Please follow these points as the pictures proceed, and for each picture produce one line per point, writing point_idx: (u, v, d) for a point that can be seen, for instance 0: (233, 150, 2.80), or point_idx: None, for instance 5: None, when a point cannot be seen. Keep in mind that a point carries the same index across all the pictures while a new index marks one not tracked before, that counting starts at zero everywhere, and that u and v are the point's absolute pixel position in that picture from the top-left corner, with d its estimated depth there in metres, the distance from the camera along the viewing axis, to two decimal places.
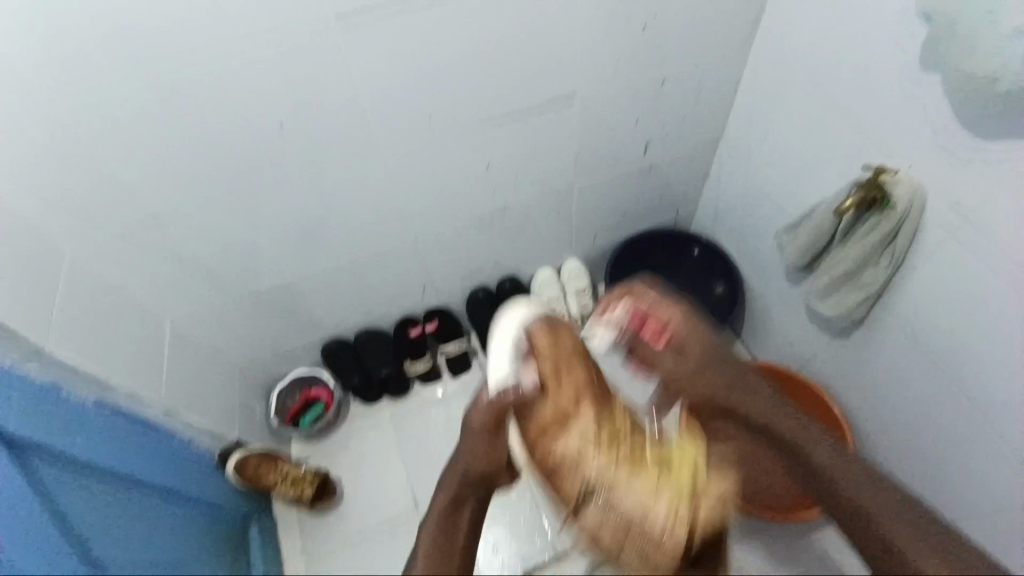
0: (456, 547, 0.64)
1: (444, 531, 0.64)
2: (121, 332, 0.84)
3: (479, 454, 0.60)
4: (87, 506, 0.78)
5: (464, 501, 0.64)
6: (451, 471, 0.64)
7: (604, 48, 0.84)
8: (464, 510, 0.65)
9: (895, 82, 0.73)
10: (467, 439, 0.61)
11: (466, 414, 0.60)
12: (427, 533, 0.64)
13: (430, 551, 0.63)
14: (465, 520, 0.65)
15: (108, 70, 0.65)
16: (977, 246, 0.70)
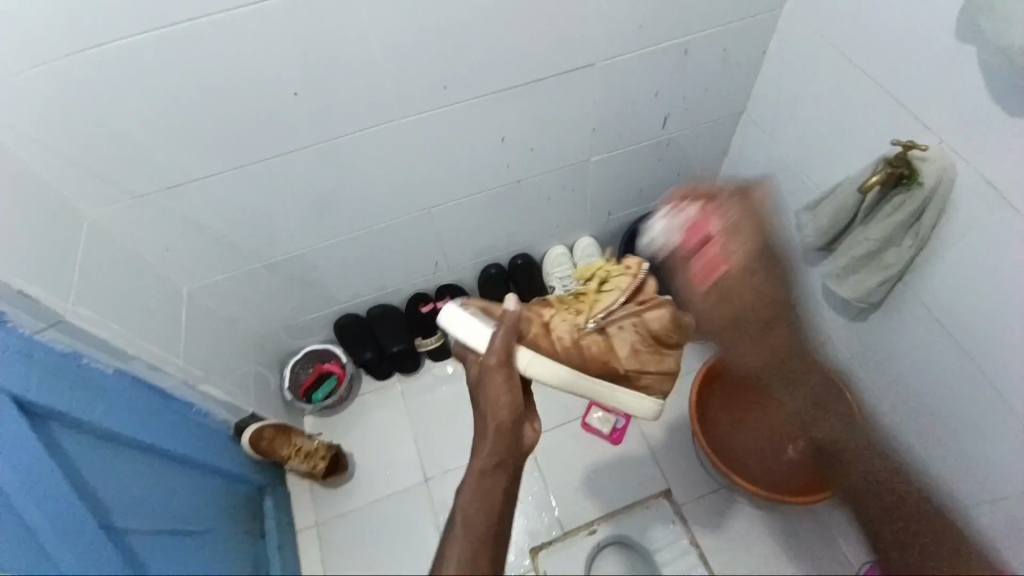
0: (497, 503, 0.61)
1: (482, 486, 0.61)
2: (139, 303, 0.84)
3: (509, 400, 0.64)
4: (114, 478, 0.78)
5: (501, 452, 0.62)
6: (482, 434, 0.63)
7: (629, 18, 0.82)
8: (502, 464, 0.62)
9: (928, 54, 0.70)
10: (497, 398, 0.64)
11: (495, 382, 0.64)
12: (465, 503, 0.60)
13: (469, 510, 0.60)
14: (502, 473, 0.62)
15: (122, 35, 0.63)
16: (1007, 226, 0.69)
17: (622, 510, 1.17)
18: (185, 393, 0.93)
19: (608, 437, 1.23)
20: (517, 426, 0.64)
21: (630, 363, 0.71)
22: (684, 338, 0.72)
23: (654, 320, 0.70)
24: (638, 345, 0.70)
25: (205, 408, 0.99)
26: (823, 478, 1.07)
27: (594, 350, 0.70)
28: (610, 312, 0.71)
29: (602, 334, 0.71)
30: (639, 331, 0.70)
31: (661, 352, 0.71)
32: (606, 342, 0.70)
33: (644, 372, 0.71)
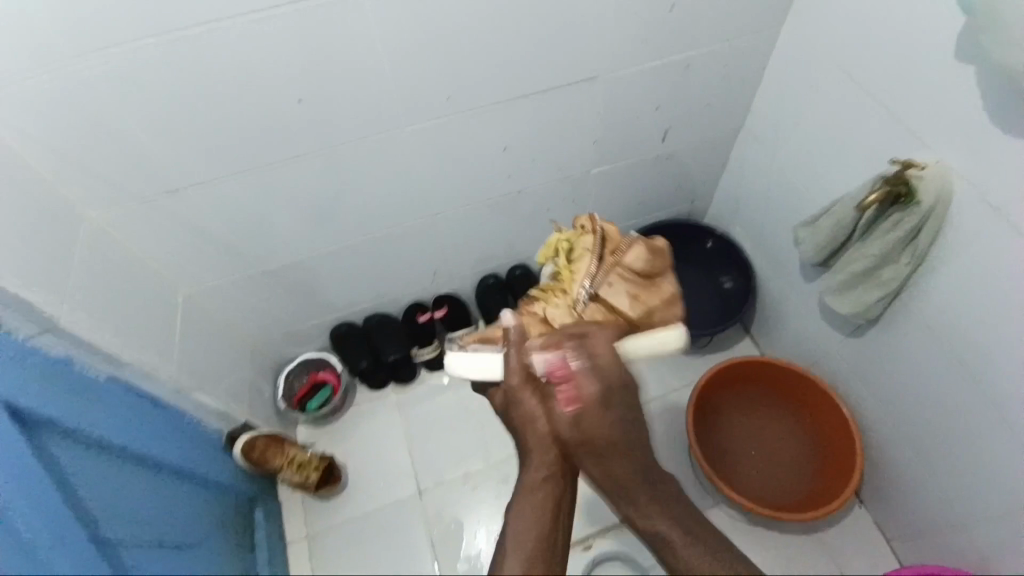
0: (548, 513, 0.61)
1: (535, 502, 0.61)
2: (130, 309, 0.83)
3: (546, 406, 0.63)
4: (105, 486, 0.77)
5: (546, 464, 0.62)
6: (534, 452, 0.63)
7: (631, 31, 0.83)
8: (550, 477, 0.62)
9: (927, 73, 0.71)
10: (532, 411, 0.63)
11: (526, 400, 0.63)
12: (523, 521, 0.60)
13: (521, 526, 0.60)
14: (551, 484, 0.62)
15: (126, 42, 0.63)
16: (1007, 244, 0.69)
17: (618, 525, 1.16)
18: (178, 401, 0.92)
19: None
20: (559, 434, 0.63)
21: (637, 312, 0.68)
22: (664, 264, 0.73)
23: (630, 262, 0.70)
24: (633, 291, 0.69)
25: (199, 417, 0.97)
26: (821, 488, 1.09)
27: (599, 316, 0.68)
28: (590, 276, 0.70)
29: (595, 300, 0.69)
30: (625, 276, 0.70)
31: (654, 288, 0.71)
32: (605, 304, 0.69)
33: (653, 312, 0.69)
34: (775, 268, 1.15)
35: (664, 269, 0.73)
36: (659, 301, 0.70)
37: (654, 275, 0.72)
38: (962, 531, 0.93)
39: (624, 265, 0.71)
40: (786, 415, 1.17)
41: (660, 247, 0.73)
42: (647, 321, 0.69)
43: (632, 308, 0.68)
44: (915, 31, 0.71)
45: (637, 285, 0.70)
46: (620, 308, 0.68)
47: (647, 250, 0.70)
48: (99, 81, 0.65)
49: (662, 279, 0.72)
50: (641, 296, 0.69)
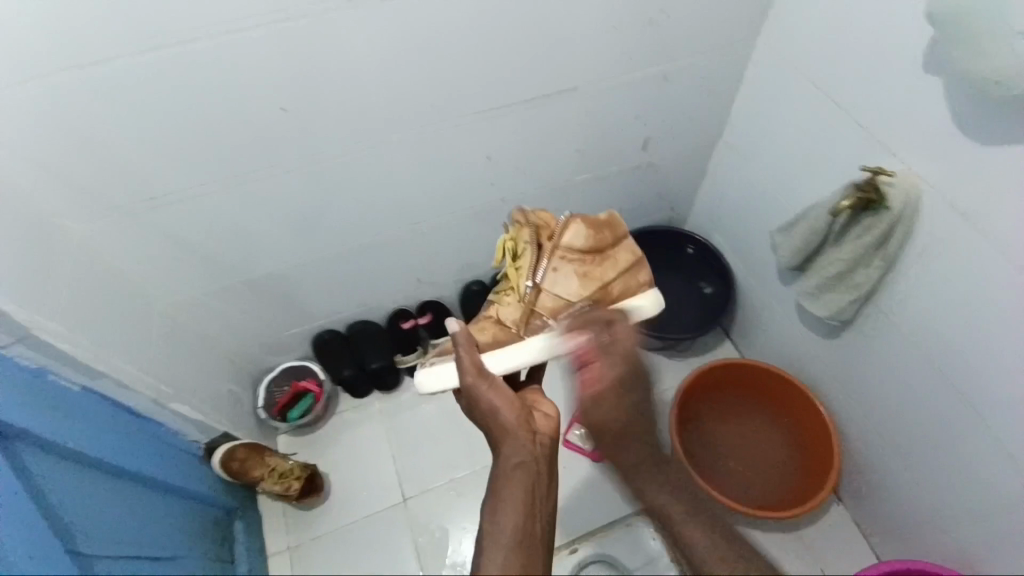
0: (524, 499, 0.59)
1: (511, 487, 0.59)
2: (108, 320, 0.81)
3: (500, 395, 0.66)
4: (91, 500, 0.76)
5: (517, 451, 0.62)
6: (501, 440, 0.64)
7: (614, 39, 0.84)
8: (522, 463, 0.61)
9: (897, 84, 0.74)
10: (489, 399, 0.66)
11: (481, 394, 0.67)
12: (507, 506, 0.58)
13: (499, 517, 0.57)
14: (525, 470, 0.61)
15: (105, 47, 0.62)
16: (976, 247, 0.72)
17: (604, 530, 1.16)
18: (154, 412, 0.90)
19: (589, 456, 1.22)
20: (524, 423, 0.65)
21: (591, 286, 0.74)
22: (613, 234, 0.76)
23: (569, 244, 0.73)
24: (578, 271, 0.73)
25: (173, 427, 0.96)
26: (799, 489, 1.11)
27: (549, 304, 0.73)
28: (534, 269, 0.74)
29: (543, 290, 0.73)
30: (569, 258, 0.73)
31: (605, 260, 0.75)
32: (553, 291, 0.73)
33: (609, 283, 0.75)
34: (753, 273, 1.18)
35: (615, 239, 0.76)
36: (615, 272, 0.75)
37: (604, 248, 0.75)
38: (938, 527, 0.95)
39: (564, 247, 0.74)
40: (759, 417, 1.20)
41: (604, 220, 0.76)
42: (605, 293, 0.75)
43: (581, 287, 0.73)
44: (885, 44, 0.74)
45: (584, 263, 0.74)
46: (569, 290, 0.73)
47: (586, 226, 0.73)
48: (74, 85, 0.64)
49: (611, 250, 0.76)
50: (591, 273, 0.74)
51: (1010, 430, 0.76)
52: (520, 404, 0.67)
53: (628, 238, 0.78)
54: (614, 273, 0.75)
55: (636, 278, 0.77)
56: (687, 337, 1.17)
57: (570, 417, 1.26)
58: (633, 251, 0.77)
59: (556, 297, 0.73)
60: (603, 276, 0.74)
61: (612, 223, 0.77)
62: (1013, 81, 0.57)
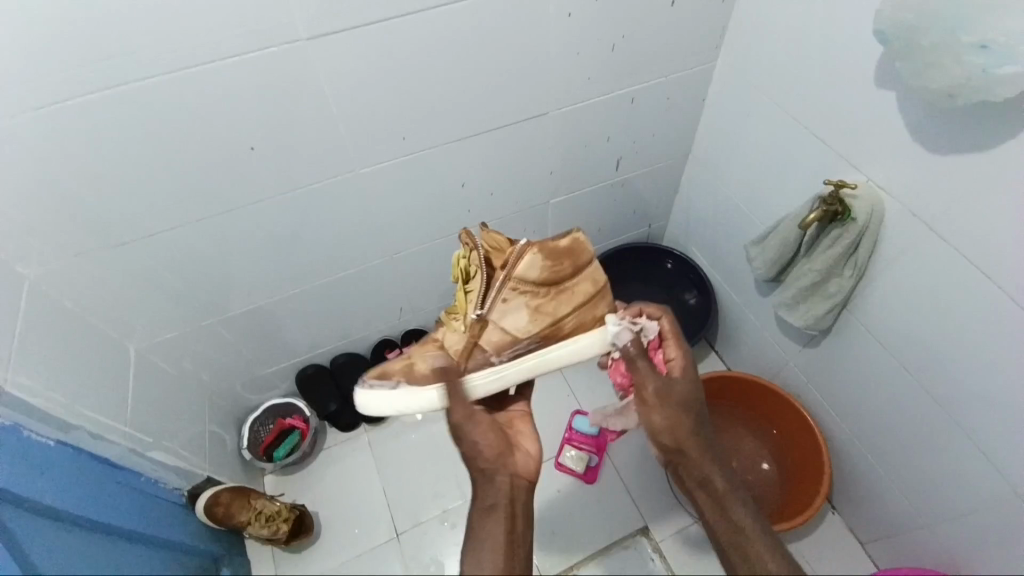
0: (501, 539, 0.62)
1: (487, 529, 0.63)
2: (80, 367, 0.79)
3: (482, 435, 0.68)
4: None
5: (493, 493, 0.65)
6: (482, 480, 0.66)
7: (579, 64, 0.86)
8: (496, 505, 0.64)
9: (851, 97, 0.77)
10: (473, 436, 0.68)
11: (465, 435, 0.68)
12: (485, 551, 0.61)
13: (476, 558, 0.61)
14: (499, 512, 0.64)
15: (66, 95, 0.62)
16: (940, 249, 0.73)
17: (601, 553, 1.15)
18: (133, 461, 0.88)
19: (581, 476, 1.20)
20: (503, 461, 0.67)
21: (540, 322, 0.70)
22: (573, 263, 0.71)
23: (523, 273, 0.68)
24: (528, 306, 0.69)
25: (156, 476, 0.93)
26: (790, 499, 1.11)
27: (494, 339, 0.70)
28: (484, 299, 0.69)
29: (491, 321, 0.69)
30: (522, 290, 0.69)
31: (560, 293, 0.71)
32: (501, 324, 0.69)
33: (561, 320, 0.71)
34: (732, 284, 1.19)
35: (575, 269, 0.71)
36: (568, 307, 0.71)
37: (561, 280, 0.70)
38: (930, 531, 0.96)
39: (518, 276, 0.68)
40: (746, 429, 1.21)
41: (565, 247, 0.71)
42: (554, 330, 0.71)
43: (529, 323, 0.70)
44: (838, 59, 0.77)
45: (536, 295, 0.70)
46: (517, 325, 0.70)
47: (544, 255, 0.68)
48: (42, 134, 0.64)
49: (567, 282, 0.71)
50: (542, 307, 0.70)
51: (989, 432, 0.77)
52: (501, 442, 0.69)
53: (590, 266, 0.73)
54: (567, 308, 0.71)
55: (591, 312, 0.73)
56: None
57: (560, 438, 1.25)
58: (593, 282, 0.73)
59: (502, 331, 0.70)
60: (555, 311, 0.71)
61: (575, 250, 0.71)
62: (959, 90, 0.59)
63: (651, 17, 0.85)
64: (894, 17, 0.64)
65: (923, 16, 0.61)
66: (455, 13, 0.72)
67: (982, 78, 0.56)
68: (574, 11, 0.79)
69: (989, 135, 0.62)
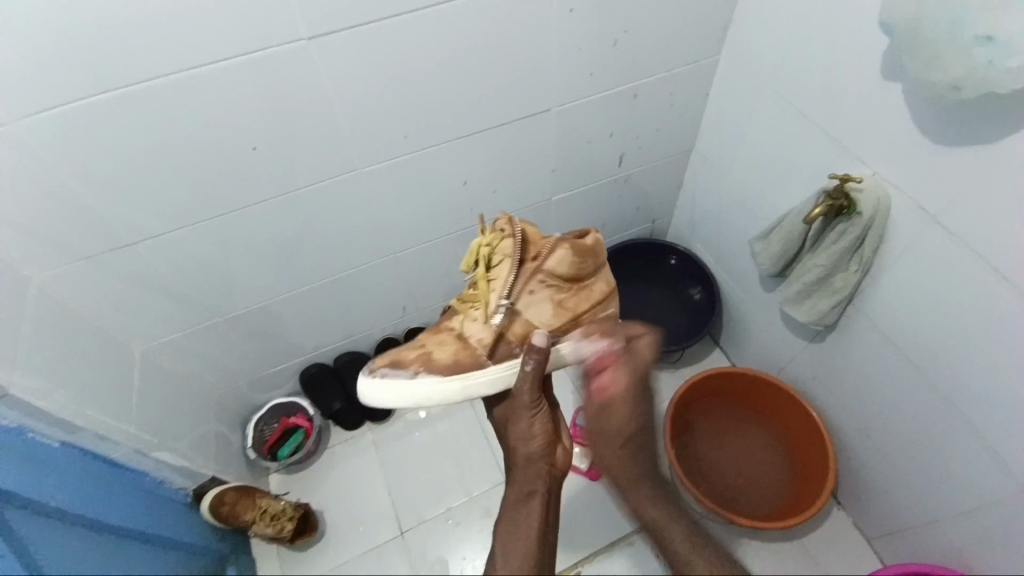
0: (535, 527, 0.64)
1: (522, 515, 0.65)
2: (84, 369, 0.79)
3: (536, 426, 0.68)
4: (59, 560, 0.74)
5: (532, 480, 0.67)
6: (528, 467, 0.68)
7: (580, 61, 0.85)
8: (534, 493, 0.66)
9: (856, 92, 0.76)
10: (531, 426, 0.68)
11: (528, 423, 0.68)
12: (523, 543, 0.63)
13: (509, 543, 0.63)
14: (537, 499, 0.66)
15: (65, 98, 0.61)
16: (948, 246, 0.72)
17: (605, 550, 1.14)
18: (138, 463, 0.88)
19: (585, 474, 1.20)
20: (548, 454, 0.68)
21: (563, 316, 0.72)
22: (595, 263, 0.74)
23: (553, 266, 0.71)
24: (553, 299, 0.72)
25: (161, 476, 0.93)
26: (794, 497, 1.10)
27: (519, 328, 0.71)
28: (510, 287, 0.70)
29: (517, 311, 0.71)
30: (549, 283, 0.71)
31: (582, 290, 0.74)
32: (525, 314, 0.71)
33: (580, 316, 0.74)
34: (736, 281, 1.19)
35: (595, 268, 0.74)
36: (588, 304, 0.74)
37: (585, 277, 0.73)
38: (936, 527, 0.95)
39: (547, 270, 0.71)
40: (750, 426, 1.20)
41: (591, 247, 0.74)
42: (573, 324, 0.74)
43: (551, 316, 0.72)
44: (842, 53, 0.76)
45: (560, 290, 0.72)
46: (540, 317, 0.72)
47: (574, 251, 0.71)
48: (42, 137, 0.63)
49: (588, 280, 0.74)
50: (565, 302, 0.72)
51: (996, 429, 0.76)
52: (552, 435, 0.69)
53: (607, 267, 0.77)
54: (585, 306, 0.74)
55: (606, 312, 0.76)
56: (677, 349, 1.18)
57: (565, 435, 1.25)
58: (609, 283, 0.77)
59: (527, 322, 0.71)
60: (576, 306, 0.73)
61: (599, 249, 0.75)
62: (968, 83, 0.58)
63: (653, 13, 0.84)
64: (901, 10, 0.63)
65: (931, 8, 0.60)
66: (455, 11, 0.72)
67: (990, 70, 0.55)
68: (575, 7, 0.78)
69: (998, 129, 0.61)
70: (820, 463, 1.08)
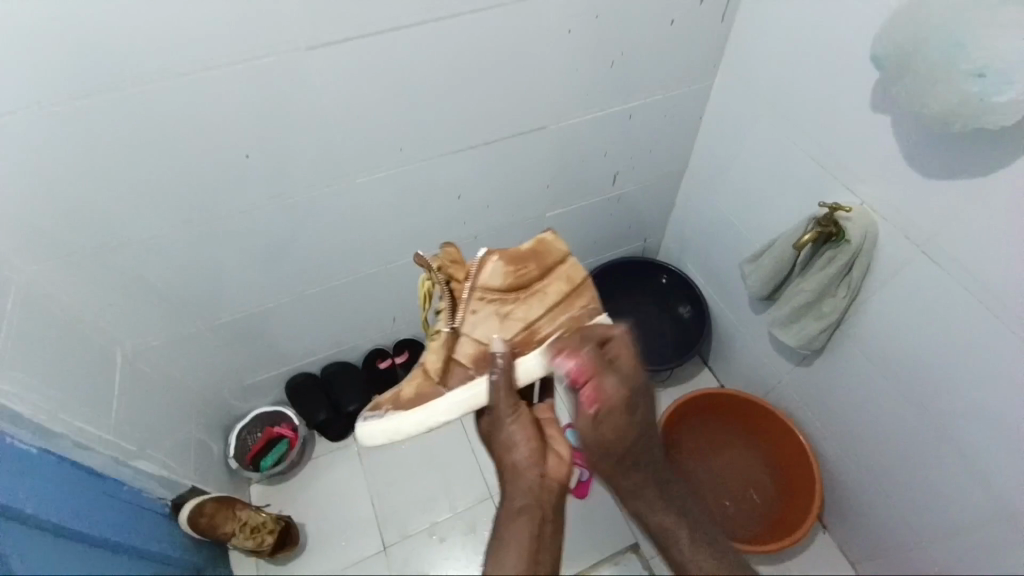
0: (526, 543, 0.62)
1: (514, 528, 0.63)
2: (67, 374, 0.78)
3: (518, 433, 0.67)
4: None
5: (522, 493, 0.65)
6: (518, 477, 0.66)
7: (579, 79, 0.87)
8: (525, 507, 0.64)
9: (846, 121, 0.78)
10: (517, 432, 0.67)
11: (509, 431, 0.67)
12: (515, 557, 0.61)
13: (500, 561, 0.61)
14: (527, 515, 0.64)
15: (62, 98, 0.61)
16: (931, 274, 0.74)
17: (590, 570, 1.13)
18: (117, 469, 0.86)
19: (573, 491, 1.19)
20: (535, 462, 0.67)
21: (514, 328, 0.69)
22: (537, 266, 0.71)
23: (483, 283, 0.68)
24: (497, 315, 0.69)
25: (139, 485, 0.91)
26: (785, 517, 1.10)
27: (471, 349, 0.68)
28: (452, 312, 0.69)
29: (463, 334, 0.69)
30: (488, 298, 0.69)
31: (530, 296, 0.70)
32: (474, 334, 0.68)
33: (536, 322, 0.69)
34: (726, 301, 1.20)
35: (541, 272, 0.71)
36: (542, 310, 0.70)
37: (528, 282, 0.70)
38: (919, 551, 0.96)
39: (482, 286, 0.69)
40: (742, 445, 1.20)
41: (527, 251, 0.71)
42: (530, 334, 0.69)
43: (500, 331, 0.69)
44: (833, 82, 0.78)
45: (504, 302, 0.69)
46: (490, 335, 0.68)
47: (499, 265, 0.68)
48: (37, 136, 0.63)
49: (534, 286, 0.70)
50: (512, 313, 0.69)
51: (979, 455, 0.77)
52: (539, 441, 0.68)
53: (558, 268, 0.72)
54: (539, 313, 0.70)
55: (567, 313, 0.71)
56: (667, 367, 1.18)
57: None
58: (566, 281, 0.72)
59: (475, 342, 0.68)
60: (526, 315, 0.69)
61: (536, 252, 0.71)
62: (953, 117, 0.60)
63: (650, 36, 0.86)
64: (893, 42, 0.65)
65: (920, 41, 0.61)
66: (459, 26, 0.73)
67: (980, 105, 0.57)
68: (575, 27, 0.80)
69: (981, 161, 0.63)
70: (806, 483, 1.09)
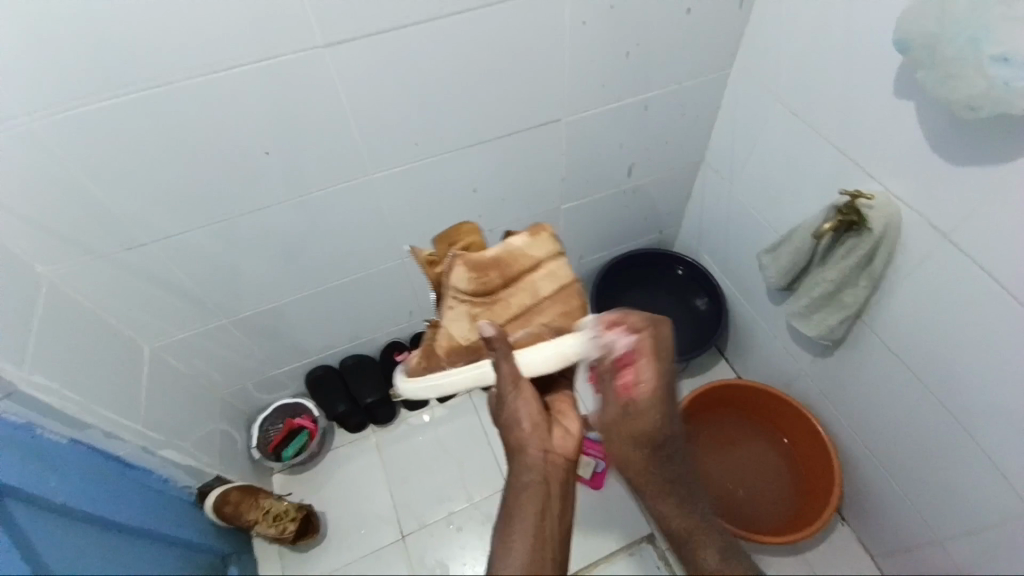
0: (532, 520, 0.63)
1: (520, 505, 0.64)
2: (97, 368, 0.81)
3: (513, 414, 0.67)
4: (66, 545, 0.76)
5: (527, 470, 0.66)
6: (522, 453, 0.67)
7: (594, 70, 0.86)
8: (530, 484, 0.65)
9: (868, 108, 0.76)
10: (517, 410, 0.67)
11: (506, 410, 0.67)
12: (519, 534, 0.62)
13: (508, 540, 0.62)
14: (532, 491, 0.65)
15: (88, 99, 0.63)
16: (955, 265, 0.72)
17: (606, 560, 1.14)
18: (144, 459, 0.89)
19: (588, 482, 1.20)
20: (539, 438, 0.67)
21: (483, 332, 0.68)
22: (508, 272, 0.67)
23: (456, 283, 0.67)
24: (470, 315, 0.68)
25: (165, 473, 0.94)
26: (803, 510, 1.09)
27: (444, 346, 0.69)
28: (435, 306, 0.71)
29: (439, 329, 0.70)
30: (461, 298, 0.67)
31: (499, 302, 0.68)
32: (448, 332, 0.69)
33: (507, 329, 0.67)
34: (744, 293, 1.19)
35: (513, 277, 0.68)
36: (512, 316, 0.67)
37: (499, 287, 0.68)
38: (941, 546, 0.94)
39: (454, 287, 0.67)
40: (758, 438, 1.20)
41: (498, 256, 0.67)
42: None
43: (471, 333, 0.68)
44: (856, 68, 0.76)
45: (476, 304, 0.67)
46: (462, 334, 0.68)
47: (472, 267, 0.66)
48: (63, 136, 0.65)
49: (506, 292, 0.68)
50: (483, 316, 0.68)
51: (1003, 450, 0.76)
52: (542, 417, 0.68)
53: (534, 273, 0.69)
54: (505, 319, 0.67)
55: (538, 320, 0.68)
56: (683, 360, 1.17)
57: None
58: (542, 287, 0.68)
59: (449, 338, 0.69)
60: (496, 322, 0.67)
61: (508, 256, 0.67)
62: (980, 104, 0.58)
63: (666, 26, 0.84)
64: (917, 27, 0.63)
65: (944, 26, 0.60)
66: (472, 20, 0.72)
67: (1003, 91, 0.55)
68: (589, 19, 0.79)
69: (1007, 150, 0.61)
70: (823, 474, 1.08)
